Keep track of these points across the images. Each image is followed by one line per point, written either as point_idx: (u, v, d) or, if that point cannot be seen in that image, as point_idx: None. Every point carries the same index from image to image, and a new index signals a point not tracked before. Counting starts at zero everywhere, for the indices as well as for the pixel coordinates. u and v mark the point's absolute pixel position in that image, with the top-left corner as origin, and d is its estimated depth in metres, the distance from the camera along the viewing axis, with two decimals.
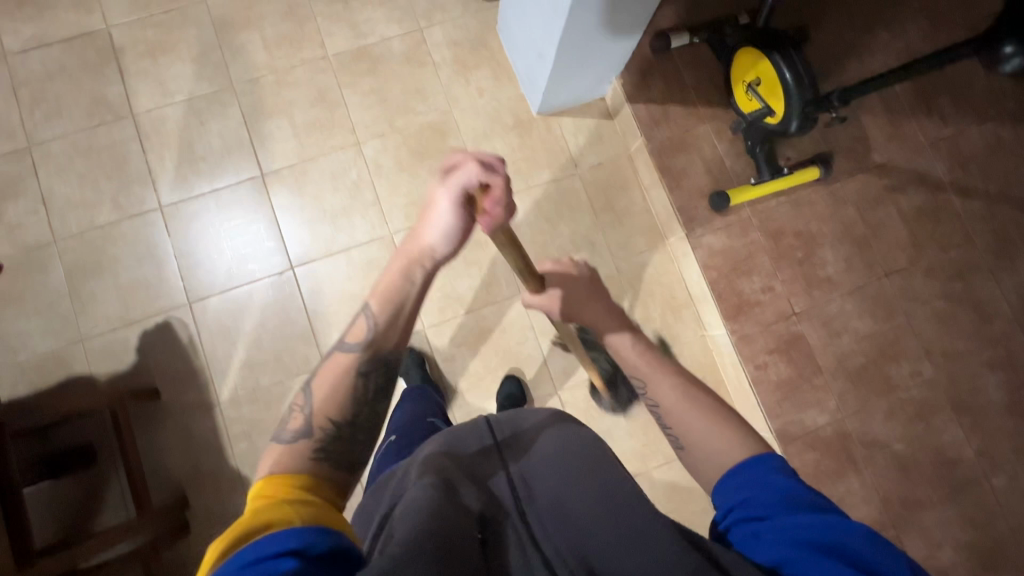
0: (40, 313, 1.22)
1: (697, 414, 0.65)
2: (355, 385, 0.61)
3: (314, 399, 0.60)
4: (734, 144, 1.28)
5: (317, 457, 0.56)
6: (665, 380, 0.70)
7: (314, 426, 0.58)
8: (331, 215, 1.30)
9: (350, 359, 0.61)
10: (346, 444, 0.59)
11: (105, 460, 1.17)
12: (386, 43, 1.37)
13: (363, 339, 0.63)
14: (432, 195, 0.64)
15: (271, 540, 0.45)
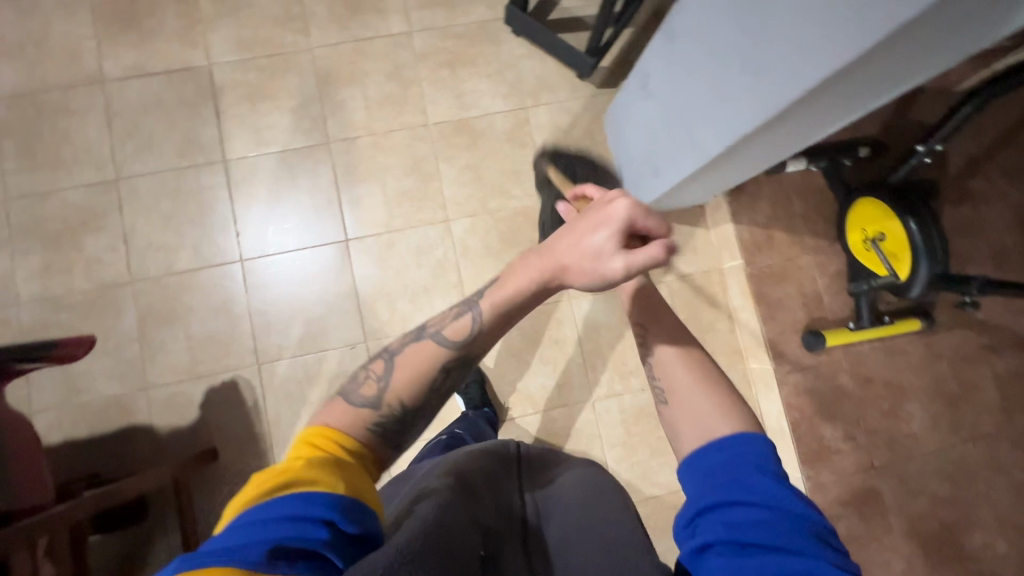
0: (108, 355, 1.20)
1: (689, 375, 0.56)
2: (435, 378, 0.54)
3: (393, 373, 0.54)
4: (835, 281, 1.24)
5: (374, 433, 0.52)
6: (665, 326, 0.60)
7: (387, 404, 0.52)
8: (411, 292, 1.27)
9: (437, 353, 0.54)
10: (405, 425, 0.54)
11: (156, 522, 1.15)
12: (489, 118, 1.33)
13: (460, 337, 0.54)
14: (595, 244, 0.52)
15: (307, 503, 0.43)
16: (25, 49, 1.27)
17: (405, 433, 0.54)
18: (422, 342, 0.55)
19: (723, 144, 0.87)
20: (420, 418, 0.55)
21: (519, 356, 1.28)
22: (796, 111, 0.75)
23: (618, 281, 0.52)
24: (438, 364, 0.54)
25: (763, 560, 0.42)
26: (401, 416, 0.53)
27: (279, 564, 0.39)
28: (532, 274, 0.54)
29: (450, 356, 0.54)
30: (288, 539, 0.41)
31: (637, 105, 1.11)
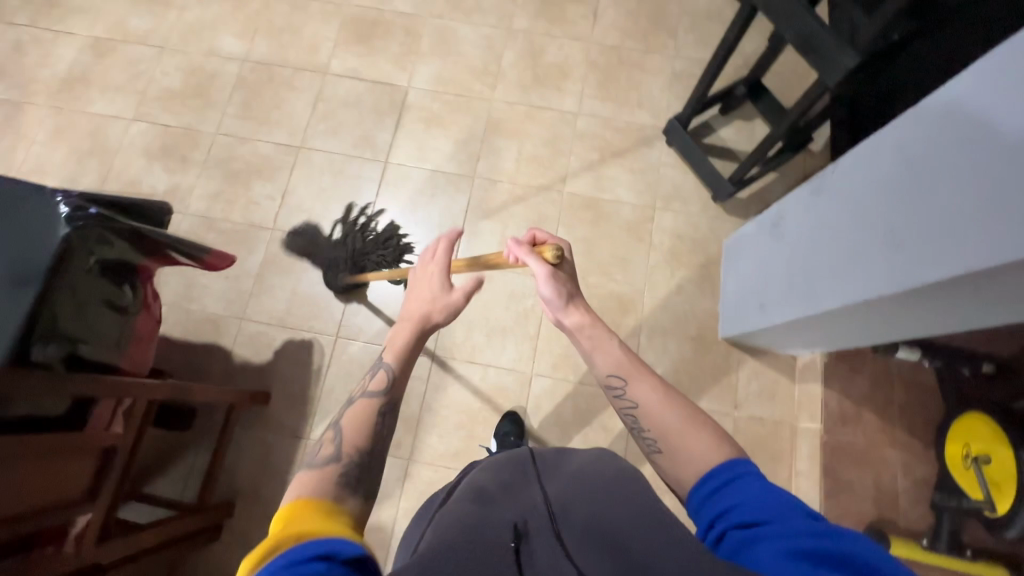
0: (226, 279, 1.37)
1: (670, 415, 0.65)
2: (377, 422, 0.67)
3: (342, 432, 0.65)
4: (917, 488, 1.14)
5: (343, 482, 0.58)
6: (645, 381, 0.68)
7: (344, 455, 0.62)
8: (490, 327, 1.33)
9: (371, 403, 0.67)
10: (365, 472, 0.61)
11: (195, 436, 1.24)
12: (617, 205, 1.42)
13: (383, 386, 0.69)
14: (415, 289, 0.75)
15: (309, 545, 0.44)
16: (283, 34, 1.58)
17: (367, 477, 0.60)
18: (355, 404, 0.68)
19: (840, 304, 0.89)
20: (378, 460, 0.64)
21: (563, 428, 1.28)
22: (930, 297, 0.76)
23: (439, 291, 0.74)
24: (371, 408, 0.67)
25: (765, 529, 0.47)
26: (360, 459, 0.62)
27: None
28: (399, 332, 0.72)
29: (382, 400, 0.68)
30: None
31: (763, 244, 1.16)
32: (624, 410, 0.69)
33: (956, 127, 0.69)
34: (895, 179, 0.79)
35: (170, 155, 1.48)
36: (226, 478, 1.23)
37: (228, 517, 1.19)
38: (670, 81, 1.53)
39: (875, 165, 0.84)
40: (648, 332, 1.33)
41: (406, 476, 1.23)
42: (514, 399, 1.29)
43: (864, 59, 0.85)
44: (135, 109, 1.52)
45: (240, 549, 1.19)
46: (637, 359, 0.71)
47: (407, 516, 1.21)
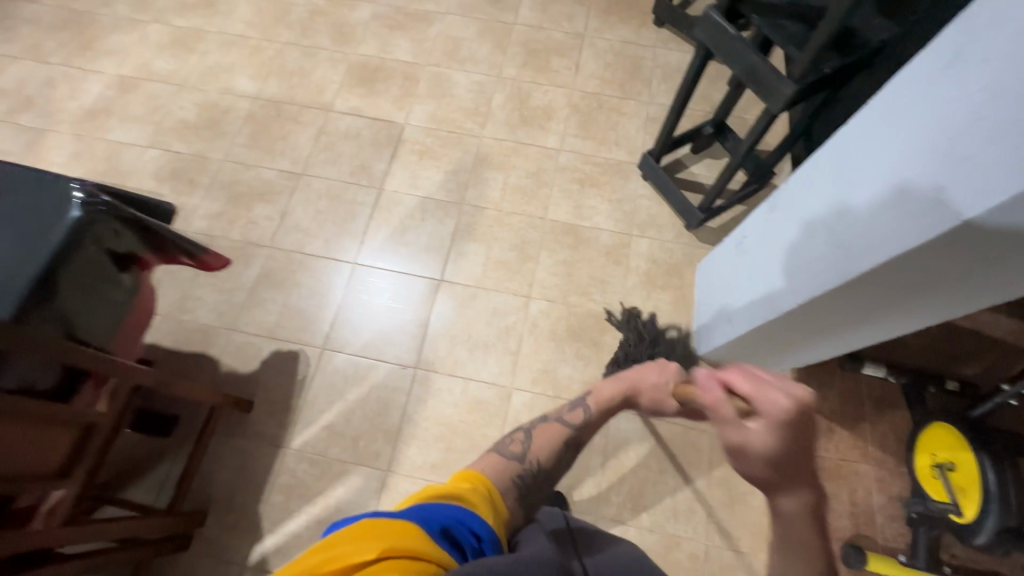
0: (221, 292, 1.43)
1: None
2: (562, 451, 0.78)
3: (533, 440, 0.77)
4: (892, 504, 1.14)
5: (517, 483, 0.69)
6: None
7: (529, 459, 0.74)
8: (473, 343, 1.38)
9: (563, 429, 0.79)
10: (534, 486, 0.71)
11: (174, 441, 1.25)
12: (596, 231, 1.51)
13: (577, 421, 0.81)
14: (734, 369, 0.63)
15: (469, 516, 0.57)
16: (293, 76, 1.74)
17: (536, 489, 0.70)
18: (551, 422, 0.81)
19: (797, 303, 0.94)
20: (551, 479, 0.74)
21: None
22: (873, 287, 0.82)
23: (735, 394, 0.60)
24: (563, 432, 0.79)
25: None
26: (536, 471, 0.72)
27: (449, 545, 0.52)
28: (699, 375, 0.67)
29: (571, 432, 0.80)
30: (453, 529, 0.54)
31: (731, 259, 1.23)
32: None
33: (873, 130, 0.76)
34: (832, 182, 0.86)
35: (178, 178, 1.58)
36: (202, 486, 1.23)
37: (199, 526, 1.18)
38: (645, 123, 1.67)
39: (817, 172, 0.91)
40: None
41: (382, 487, 1.23)
42: (493, 412, 1.30)
43: (801, 87, 0.96)
44: (150, 137, 1.64)
45: (211, 560, 1.17)
46: None
47: None
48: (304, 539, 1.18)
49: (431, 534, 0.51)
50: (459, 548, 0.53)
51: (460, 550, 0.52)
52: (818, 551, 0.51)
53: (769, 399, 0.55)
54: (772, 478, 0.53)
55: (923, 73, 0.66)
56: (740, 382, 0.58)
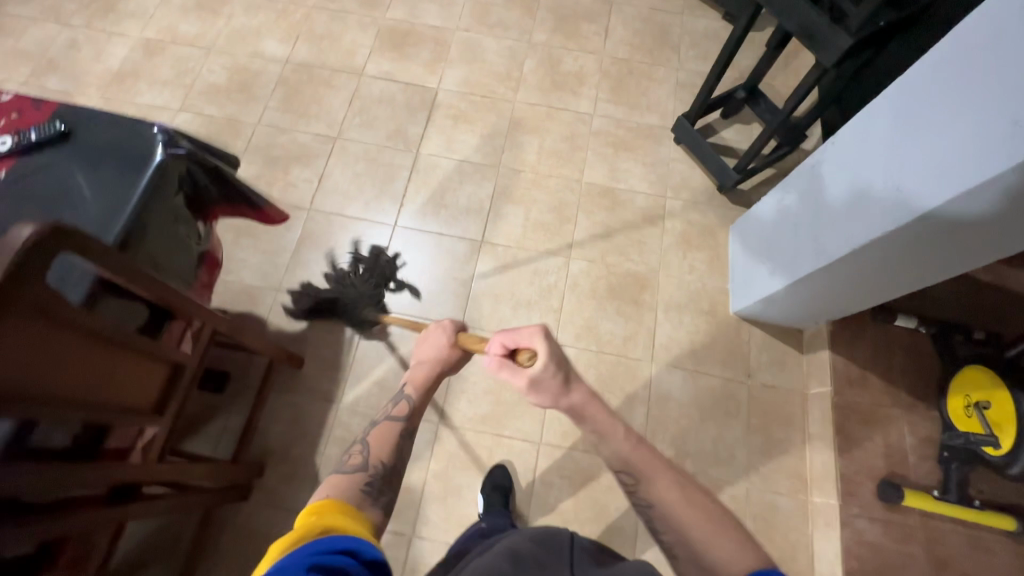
0: (264, 253, 1.44)
1: (691, 512, 0.64)
2: (404, 444, 0.79)
3: (368, 450, 0.76)
4: (924, 446, 1.20)
5: (367, 490, 0.69)
6: (661, 477, 0.67)
7: (371, 466, 0.73)
8: (516, 301, 1.41)
9: (394, 425, 0.80)
10: (386, 484, 0.72)
11: (228, 396, 1.27)
12: (631, 193, 1.54)
13: (405, 413, 0.81)
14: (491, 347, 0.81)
15: (329, 542, 0.54)
16: (322, 40, 1.73)
17: (387, 490, 0.71)
18: (379, 426, 0.80)
19: (849, 248, 0.98)
20: (396, 475, 0.74)
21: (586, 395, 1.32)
22: (928, 230, 0.85)
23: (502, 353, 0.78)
24: (393, 428, 0.79)
25: None
26: (381, 473, 0.73)
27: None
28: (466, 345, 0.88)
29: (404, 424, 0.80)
30: (322, 561, 0.50)
31: (773, 217, 1.25)
32: (642, 507, 0.68)
33: (943, 76, 0.78)
34: (892, 130, 0.89)
35: (213, 141, 1.57)
36: (257, 441, 1.25)
37: (257, 478, 1.20)
38: (676, 89, 1.69)
39: (873, 123, 0.93)
40: (664, 306, 1.41)
41: (435, 439, 1.26)
42: None
43: (857, 41, 1.00)
44: (181, 101, 1.62)
45: (271, 509, 1.20)
46: (648, 448, 0.70)
47: (437, 477, 1.23)
48: None
49: None
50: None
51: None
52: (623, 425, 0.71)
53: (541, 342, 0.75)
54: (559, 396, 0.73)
55: (995, 17, 0.70)
56: (527, 340, 0.77)
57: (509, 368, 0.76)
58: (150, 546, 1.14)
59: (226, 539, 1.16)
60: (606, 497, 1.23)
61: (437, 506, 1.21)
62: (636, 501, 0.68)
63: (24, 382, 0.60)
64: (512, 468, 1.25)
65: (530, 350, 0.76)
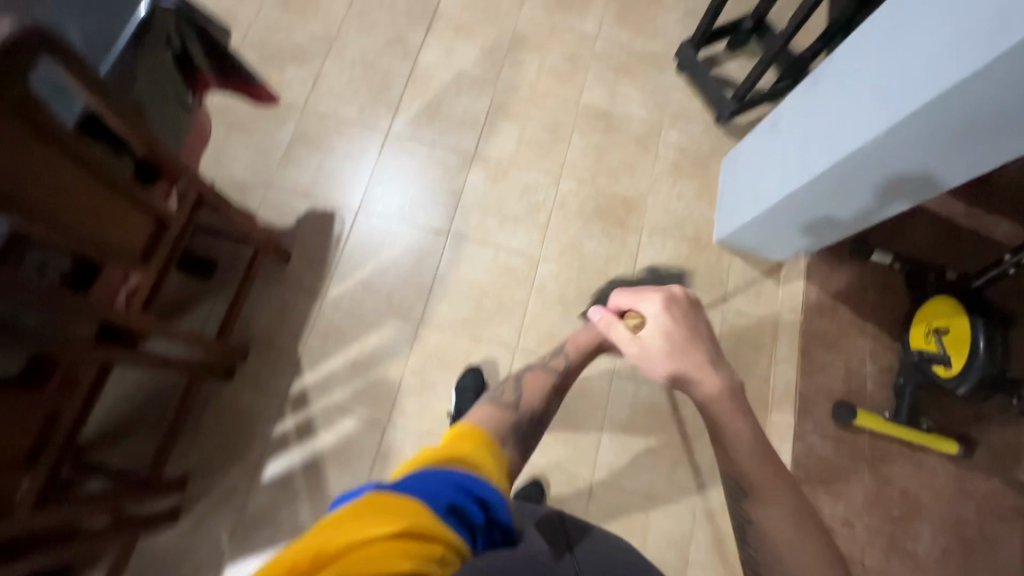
0: (255, 150, 1.43)
1: (810, 557, 0.56)
2: (554, 397, 0.78)
3: (522, 391, 0.75)
4: (882, 374, 1.26)
5: (512, 429, 0.67)
6: (778, 501, 0.60)
7: (521, 407, 0.72)
8: (504, 215, 1.42)
9: (547, 377, 0.80)
10: (527, 430, 0.69)
11: (215, 283, 1.30)
12: (628, 118, 1.53)
13: (560, 368, 0.82)
14: (613, 304, 0.78)
15: (477, 483, 0.54)
16: None
17: (530, 438, 0.69)
18: (534, 371, 0.81)
19: (832, 161, 1.01)
20: (540, 427, 0.72)
21: (565, 308, 1.35)
22: (913, 134, 0.88)
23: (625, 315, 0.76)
24: (545, 379, 0.79)
25: None
26: (528, 417, 0.71)
27: (457, 522, 0.49)
28: None
29: (557, 378, 0.80)
30: (460, 504, 0.50)
31: (761, 143, 1.27)
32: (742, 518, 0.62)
33: None
34: (886, 41, 0.90)
35: None
36: (243, 327, 1.28)
37: (241, 359, 1.25)
38: (684, 17, 1.65)
39: (865, 40, 0.95)
40: (649, 230, 1.43)
41: (416, 338, 1.30)
42: (521, 277, 1.37)
43: None
44: None
45: (254, 390, 1.24)
46: (774, 466, 0.61)
47: (415, 372, 1.28)
48: (344, 377, 1.26)
49: (436, 513, 0.47)
50: (470, 527, 0.50)
51: (468, 528, 0.49)
52: (755, 435, 0.63)
53: (654, 305, 0.73)
54: (681, 360, 0.68)
55: None
56: (640, 305, 0.74)
57: (622, 330, 0.75)
58: (136, 414, 1.19)
59: (210, 414, 1.22)
60: (574, 402, 1.28)
61: (413, 399, 1.26)
62: (738, 513, 0.63)
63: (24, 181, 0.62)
64: (488, 369, 1.29)
65: (642, 317, 0.74)
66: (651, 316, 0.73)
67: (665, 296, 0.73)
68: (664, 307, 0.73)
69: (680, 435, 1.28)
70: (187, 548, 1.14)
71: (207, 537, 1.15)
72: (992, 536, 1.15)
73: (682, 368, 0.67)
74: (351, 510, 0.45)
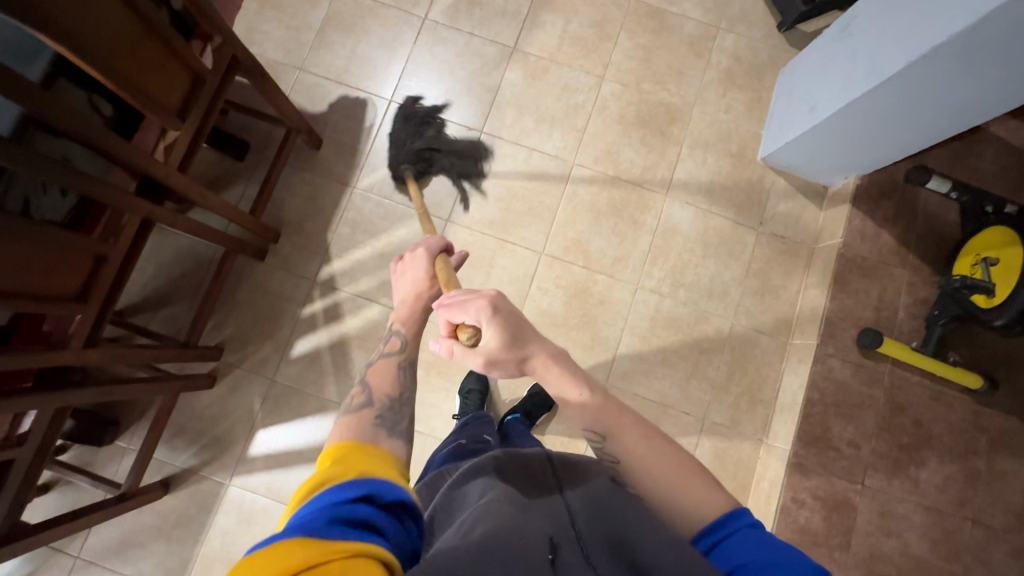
0: (288, 30, 1.38)
1: (664, 459, 0.59)
2: (404, 374, 0.71)
3: (368, 385, 0.68)
4: (916, 306, 1.22)
5: (380, 423, 0.61)
6: (629, 430, 0.61)
7: (377, 401, 0.65)
8: (541, 116, 1.36)
9: (391, 360, 0.72)
10: (396, 415, 0.63)
11: (248, 165, 1.30)
12: (682, 19, 1.42)
13: (398, 346, 0.74)
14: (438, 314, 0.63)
15: (351, 489, 0.46)
16: None
17: (400, 418, 0.63)
18: (375, 363, 0.73)
19: (904, 62, 0.92)
20: (408, 405, 0.67)
21: (596, 217, 1.33)
22: (1001, 30, 0.79)
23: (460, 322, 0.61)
24: (391, 363, 0.72)
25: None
26: (388, 405, 0.65)
27: (352, 529, 0.41)
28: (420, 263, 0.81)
29: (402, 355, 0.73)
30: (345, 513, 0.43)
31: (825, 51, 1.17)
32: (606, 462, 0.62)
33: None
34: None
35: None
36: (274, 211, 1.30)
37: (273, 242, 1.27)
38: None
39: None
40: (691, 142, 1.37)
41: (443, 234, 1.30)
42: (553, 182, 1.34)
43: None
44: None
45: (283, 272, 1.28)
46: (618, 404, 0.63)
47: None
48: (370, 267, 1.28)
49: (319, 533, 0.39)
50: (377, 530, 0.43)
51: (366, 528, 0.42)
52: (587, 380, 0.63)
53: (487, 317, 0.60)
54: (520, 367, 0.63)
55: None
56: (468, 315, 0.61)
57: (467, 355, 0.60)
58: (173, 284, 1.24)
59: (243, 291, 1.26)
60: (596, 309, 1.29)
61: None
62: (603, 459, 0.62)
63: (60, 5, 0.61)
64: (512, 271, 1.29)
65: (477, 325, 0.60)
66: (487, 320, 0.60)
67: (495, 295, 0.61)
68: (491, 314, 0.60)
69: (698, 350, 1.28)
70: (224, 410, 1.23)
71: (241, 402, 1.23)
72: (1000, 471, 1.16)
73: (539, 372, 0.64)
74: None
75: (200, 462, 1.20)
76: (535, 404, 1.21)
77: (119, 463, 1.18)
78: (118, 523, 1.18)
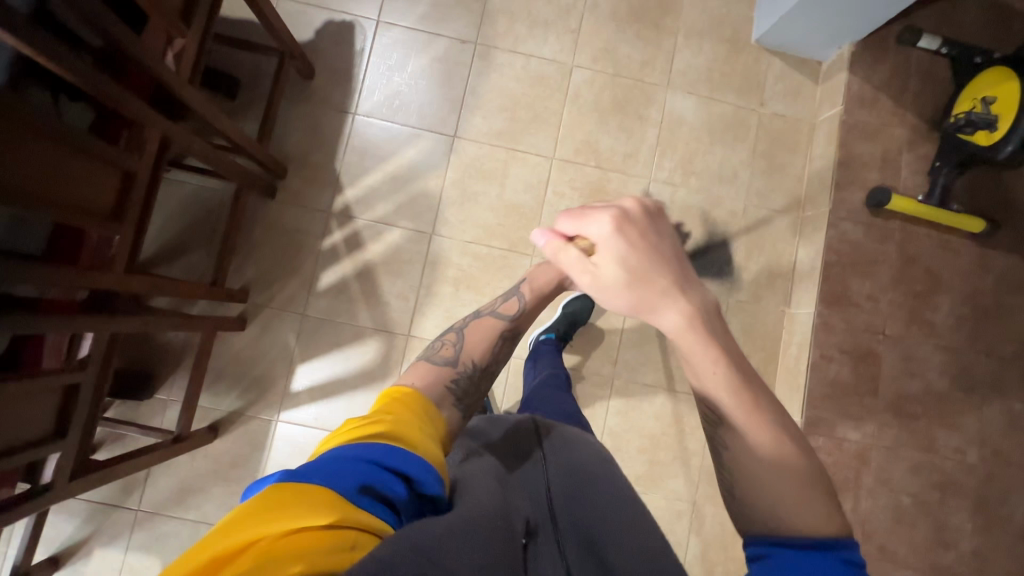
0: None
1: (785, 474, 0.48)
2: (496, 343, 0.73)
3: (463, 341, 0.71)
4: (917, 163, 1.27)
5: (452, 388, 0.62)
6: (752, 426, 0.48)
7: (462, 362, 0.67)
8: (533, 21, 1.34)
9: (498, 324, 0.75)
10: (471, 388, 0.64)
11: (241, 105, 1.25)
12: None
13: (512, 312, 0.78)
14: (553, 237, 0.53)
15: (394, 457, 0.46)
16: None
17: (472, 390, 0.64)
18: (483, 318, 0.77)
19: None
20: (486, 378, 0.68)
21: (601, 116, 1.33)
22: None
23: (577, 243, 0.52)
24: (497, 327, 0.75)
25: None
26: (471, 372, 0.66)
27: (373, 503, 0.43)
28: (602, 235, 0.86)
29: (508, 324, 0.76)
30: (375, 482, 0.44)
31: None
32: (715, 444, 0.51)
33: None
34: None
35: None
36: (276, 147, 1.27)
37: (281, 178, 1.24)
38: None
39: None
40: (685, 31, 1.36)
41: (453, 150, 1.29)
42: (555, 86, 1.33)
43: None
44: None
45: (296, 208, 1.26)
46: (753, 395, 0.49)
47: (454, 184, 1.28)
48: (384, 192, 1.27)
49: (342, 500, 0.41)
50: (393, 507, 0.44)
51: (383, 506, 0.44)
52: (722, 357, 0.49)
53: (603, 229, 0.49)
54: (641, 298, 0.48)
55: None
56: (589, 230, 0.50)
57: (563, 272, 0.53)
58: (186, 233, 1.21)
59: (260, 231, 1.24)
60: None
61: (454, 210, 1.28)
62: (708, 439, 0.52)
63: None
64: (526, 178, 1.30)
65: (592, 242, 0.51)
66: (600, 232, 0.50)
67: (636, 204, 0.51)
68: (615, 232, 0.49)
69: (716, 233, 1.31)
70: (259, 350, 1.22)
71: (276, 340, 1.23)
72: (1006, 305, 1.24)
73: (649, 313, 0.49)
74: (251, 509, 0.39)
75: (245, 404, 1.21)
76: (569, 325, 1.23)
77: (163, 414, 1.18)
78: (174, 472, 1.18)
